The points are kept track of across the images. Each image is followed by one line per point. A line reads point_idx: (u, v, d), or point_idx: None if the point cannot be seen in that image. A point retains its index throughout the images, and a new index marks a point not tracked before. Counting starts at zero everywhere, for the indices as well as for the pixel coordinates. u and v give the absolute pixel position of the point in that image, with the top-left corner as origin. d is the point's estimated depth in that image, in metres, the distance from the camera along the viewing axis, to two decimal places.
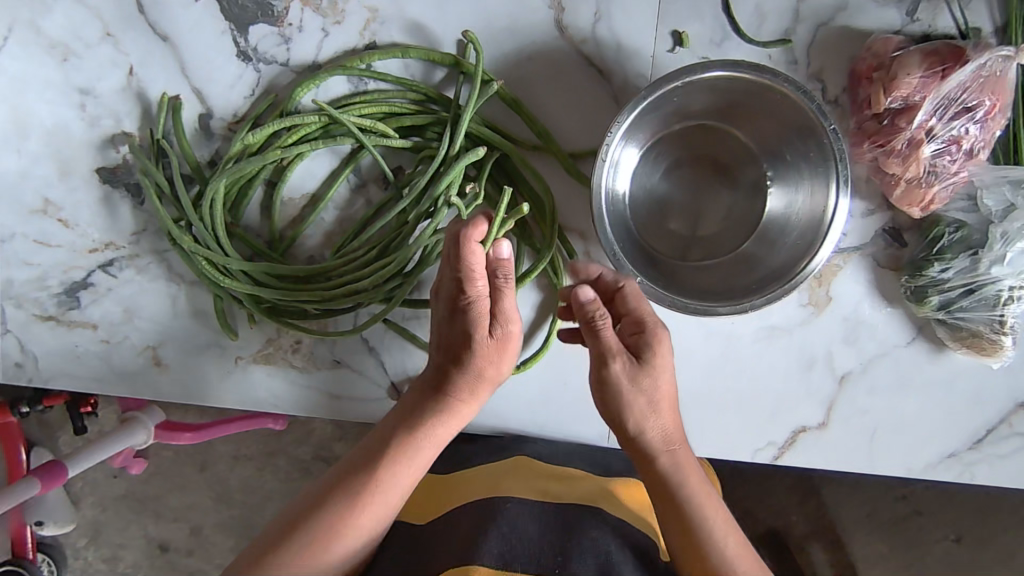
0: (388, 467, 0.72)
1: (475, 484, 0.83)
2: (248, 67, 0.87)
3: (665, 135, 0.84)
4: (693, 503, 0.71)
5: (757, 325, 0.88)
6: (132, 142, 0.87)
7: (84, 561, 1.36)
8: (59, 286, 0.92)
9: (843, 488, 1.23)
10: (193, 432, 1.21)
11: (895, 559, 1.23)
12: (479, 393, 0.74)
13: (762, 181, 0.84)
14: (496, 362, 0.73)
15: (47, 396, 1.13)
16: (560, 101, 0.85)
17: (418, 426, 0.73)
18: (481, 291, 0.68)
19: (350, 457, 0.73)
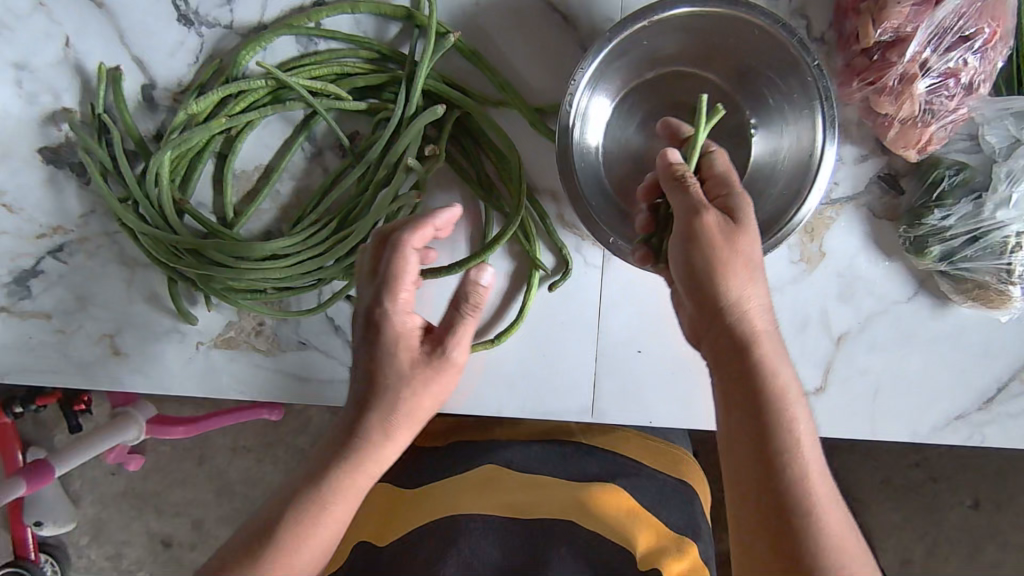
0: (293, 528, 0.60)
1: (438, 500, 0.84)
2: (190, 32, 0.82)
3: (637, 84, 0.78)
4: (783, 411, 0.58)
5: None
6: (72, 119, 0.82)
7: (87, 561, 1.33)
8: (8, 275, 0.87)
9: (854, 457, 1.18)
10: (188, 425, 1.17)
11: (911, 528, 1.18)
12: (399, 432, 0.64)
13: (745, 128, 0.77)
14: (414, 395, 0.64)
15: (41, 395, 1.15)
16: (524, 52, 0.79)
17: (325, 479, 0.62)
18: (402, 307, 0.64)
19: (254, 523, 0.62)
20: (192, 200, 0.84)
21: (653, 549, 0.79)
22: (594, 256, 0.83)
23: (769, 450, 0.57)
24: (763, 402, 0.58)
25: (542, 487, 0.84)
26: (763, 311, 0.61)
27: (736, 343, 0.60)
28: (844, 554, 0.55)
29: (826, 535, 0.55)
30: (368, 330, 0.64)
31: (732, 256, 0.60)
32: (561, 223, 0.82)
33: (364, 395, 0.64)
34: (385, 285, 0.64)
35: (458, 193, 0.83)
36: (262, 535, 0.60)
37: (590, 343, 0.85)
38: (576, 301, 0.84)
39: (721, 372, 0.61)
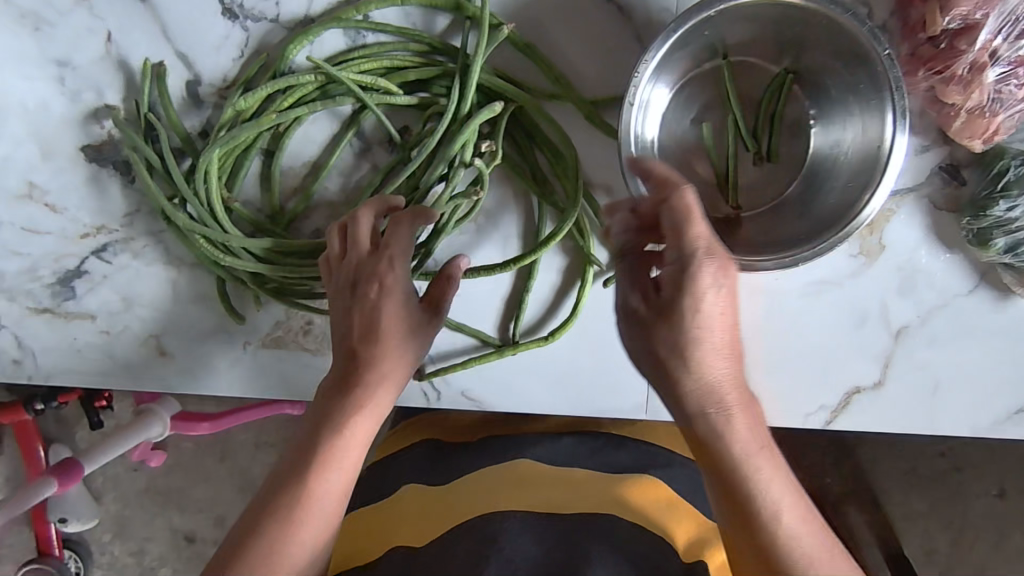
0: (317, 479, 0.68)
1: (469, 501, 0.82)
2: (235, 26, 0.80)
3: (695, 75, 0.77)
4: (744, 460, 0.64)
5: (804, 279, 0.81)
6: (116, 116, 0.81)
7: (110, 556, 1.32)
8: (52, 275, 0.86)
9: (879, 445, 1.17)
10: (209, 423, 1.16)
11: (936, 517, 1.17)
12: (394, 383, 0.71)
13: (804, 120, 0.78)
14: (405, 348, 0.71)
15: (62, 393, 1.10)
16: (578, 44, 0.78)
17: (338, 432, 0.68)
18: (403, 274, 0.70)
19: (277, 476, 0.69)
20: (239, 198, 0.83)
21: (695, 540, 0.80)
22: None
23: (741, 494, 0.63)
24: (744, 481, 0.63)
25: (578, 485, 0.82)
26: (722, 378, 0.65)
27: (710, 428, 0.65)
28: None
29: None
30: (370, 291, 0.70)
31: (698, 338, 0.63)
32: None
33: (363, 352, 0.70)
34: (398, 254, 0.70)
35: (510, 189, 0.81)
36: (288, 486, 0.67)
37: None
38: None
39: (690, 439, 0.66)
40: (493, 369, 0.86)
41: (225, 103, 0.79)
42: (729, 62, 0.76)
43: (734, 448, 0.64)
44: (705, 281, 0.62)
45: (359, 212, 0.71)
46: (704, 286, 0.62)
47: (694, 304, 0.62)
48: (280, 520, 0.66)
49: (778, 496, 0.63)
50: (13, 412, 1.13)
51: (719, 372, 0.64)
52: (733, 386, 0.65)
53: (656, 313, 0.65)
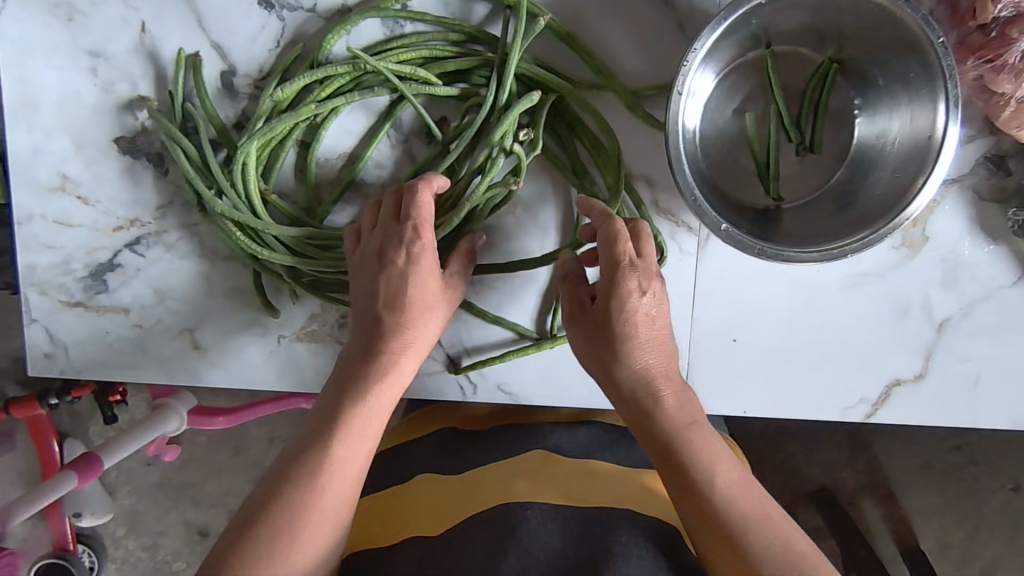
0: (342, 441, 0.68)
1: (485, 489, 0.76)
2: (271, 16, 0.79)
3: (738, 64, 0.76)
4: (690, 446, 0.67)
5: (845, 271, 0.81)
6: (150, 109, 0.80)
7: (124, 551, 1.32)
8: (83, 269, 0.85)
9: (894, 440, 1.16)
10: (227, 416, 1.11)
11: (952, 512, 1.16)
12: (416, 354, 0.73)
13: (848, 110, 0.77)
14: (427, 320, 0.73)
15: (74, 387, 1.02)
16: (619, 33, 0.77)
17: (362, 397, 0.70)
18: (429, 240, 0.71)
19: (298, 443, 0.68)
20: (274, 190, 0.82)
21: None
22: (690, 244, 0.81)
23: (691, 478, 0.65)
24: (682, 458, 0.66)
25: (600, 476, 0.78)
26: (659, 369, 0.69)
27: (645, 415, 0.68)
28: (782, 550, 0.62)
29: (765, 540, 0.62)
30: (396, 258, 0.71)
31: (627, 329, 0.68)
32: (656, 209, 0.80)
33: (384, 323, 0.72)
34: (424, 221, 0.71)
35: (549, 181, 0.80)
36: (312, 451, 0.67)
37: (683, 331, 0.83)
38: (673, 289, 0.82)
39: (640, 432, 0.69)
40: (529, 361, 0.86)
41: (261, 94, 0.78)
42: (772, 52, 0.75)
43: (671, 426, 0.67)
44: (630, 285, 0.67)
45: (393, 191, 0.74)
46: (632, 290, 0.67)
47: (624, 304, 0.67)
48: (303, 484, 0.65)
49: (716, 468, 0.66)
50: (23, 407, 1.05)
51: (651, 361, 0.69)
52: (665, 372, 0.69)
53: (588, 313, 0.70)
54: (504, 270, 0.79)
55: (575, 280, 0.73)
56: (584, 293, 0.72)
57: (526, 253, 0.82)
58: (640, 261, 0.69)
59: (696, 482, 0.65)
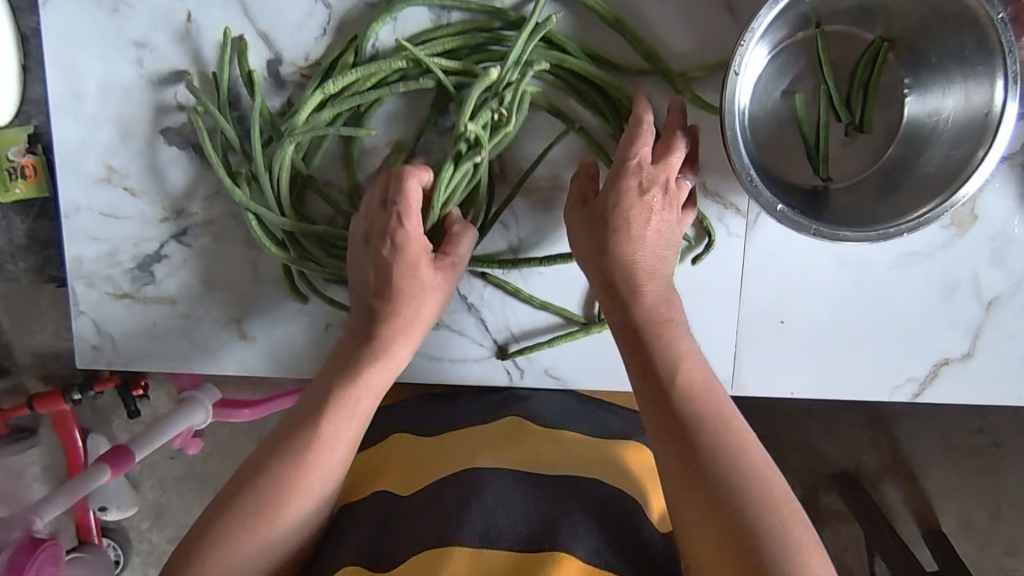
0: (329, 419, 0.70)
1: (455, 455, 0.78)
2: (317, 3, 0.78)
3: (788, 43, 0.76)
4: (669, 350, 0.68)
5: (896, 251, 0.80)
6: (191, 86, 0.78)
7: (149, 544, 1.33)
8: (131, 260, 0.85)
9: (915, 420, 1.16)
10: (249, 409, 1.11)
11: (976, 494, 1.15)
12: (414, 334, 0.74)
13: (897, 89, 0.77)
14: (416, 304, 0.74)
15: (98, 380, 1.03)
16: (666, 15, 0.77)
17: (355, 380, 0.72)
18: (415, 229, 0.73)
19: (291, 417, 0.71)
20: (318, 176, 0.83)
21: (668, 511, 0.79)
22: (738, 225, 0.81)
23: (665, 371, 0.67)
24: (656, 347, 0.68)
25: (568, 444, 0.80)
26: (649, 271, 0.71)
27: (624, 305, 0.70)
28: (739, 451, 0.62)
29: (721, 439, 0.63)
30: (383, 248, 0.73)
31: (619, 217, 0.70)
32: (703, 190, 0.80)
33: (377, 309, 0.74)
34: (406, 210, 0.72)
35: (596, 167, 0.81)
36: (302, 429, 0.70)
37: (731, 313, 0.83)
38: (722, 271, 0.82)
39: (621, 331, 0.70)
40: (575, 346, 0.86)
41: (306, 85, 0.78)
42: (822, 31, 0.75)
43: (652, 315, 0.69)
44: (636, 192, 0.70)
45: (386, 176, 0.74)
46: (638, 196, 0.70)
47: (618, 197, 0.70)
48: (289, 459, 0.68)
49: (686, 368, 0.67)
50: (48, 401, 1.06)
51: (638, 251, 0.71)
52: (652, 269, 0.71)
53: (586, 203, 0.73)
54: (544, 262, 0.80)
55: (590, 177, 0.74)
56: (591, 191, 0.74)
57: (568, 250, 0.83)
58: (653, 170, 0.71)
59: (669, 374, 0.66)
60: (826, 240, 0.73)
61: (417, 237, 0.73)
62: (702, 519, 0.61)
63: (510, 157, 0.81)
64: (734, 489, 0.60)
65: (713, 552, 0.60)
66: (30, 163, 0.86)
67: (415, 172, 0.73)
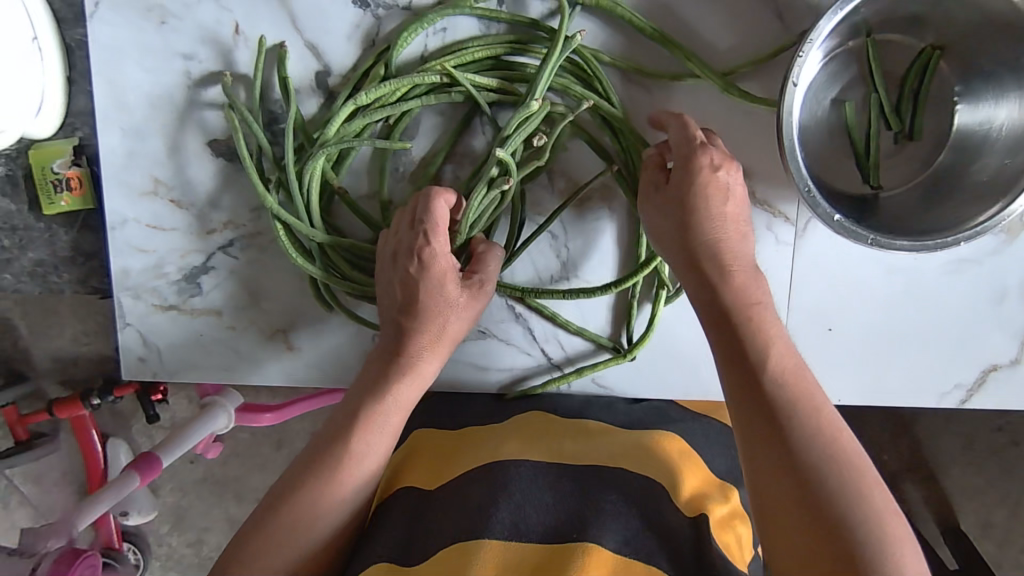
0: (360, 436, 0.69)
1: (477, 448, 0.77)
2: (365, 14, 0.78)
3: (837, 52, 0.76)
4: (758, 332, 0.65)
5: (944, 258, 0.80)
6: (226, 87, 0.77)
7: (168, 548, 1.29)
8: (177, 273, 0.85)
9: (936, 420, 1.12)
10: (275, 413, 1.07)
11: (997, 491, 1.12)
12: (442, 349, 0.73)
13: (948, 98, 0.77)
14: (445, 321, 0.73)
15: (118, 387, 1.04)
16: (714, 23, 0.77)
17: (383, 397, 0.70)
18: (442, 247, 0.71)
19: (320, 436, 0.70)
20: (343, 185, 0.82)
21: (699, 495, 0.73)
22: (787, 234, 0.81)
23: (755, 351, 0.64)
24: (745, 328, 0.65)
25: (594, 436, 0.77)
26: (732, 251, 0.68)
27: (708, 285, 0.67)
28: (828, 439, 0.60)
29: (812, 427, 0.61)
30: (412, 266, 0.71)
31: (698, 197, 0.67)
32: (753, 199, 0.80)
33: (405, 328, 0.72)
34: (433, 228, 0.71)
35: None
36: (333, 448, 0.68)
37: (778, 320, 0.83)
38: (769, 279, 0.82)
39: (703, 309, 0.68)
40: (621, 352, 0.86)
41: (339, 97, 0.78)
42: (874, 40, 0.75)
43: (735, 295, 0.67)
44: (716, 176, 0.67)
45: (416, 196, 0.74)
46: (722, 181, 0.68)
47: (695, 176, 0.67)
48: (318, 478, 0.67)
49: (775, 351, 0.64)
50: (66, 408, 1.06)
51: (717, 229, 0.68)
52: (735, 248, 0.68)
53: (658, 188, 0.70)
54: (566, 297, 0.79)
55: (657, 166, 0.71)
56: (661, 178, 0.70)
57: (604, 276, 0.83)
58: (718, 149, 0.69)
59: (758, 355, 0.64)
60: (879, 250, 0.73)
61: (445, 255, 0.72)
62: (794, 512, 0.58)
63: (560, 167, 0.81)
64: (827, 479, 0.58)
65: (805, 546, 0.57)
66: (75, 176, 0.85)
67: (440, 193, 0.72)
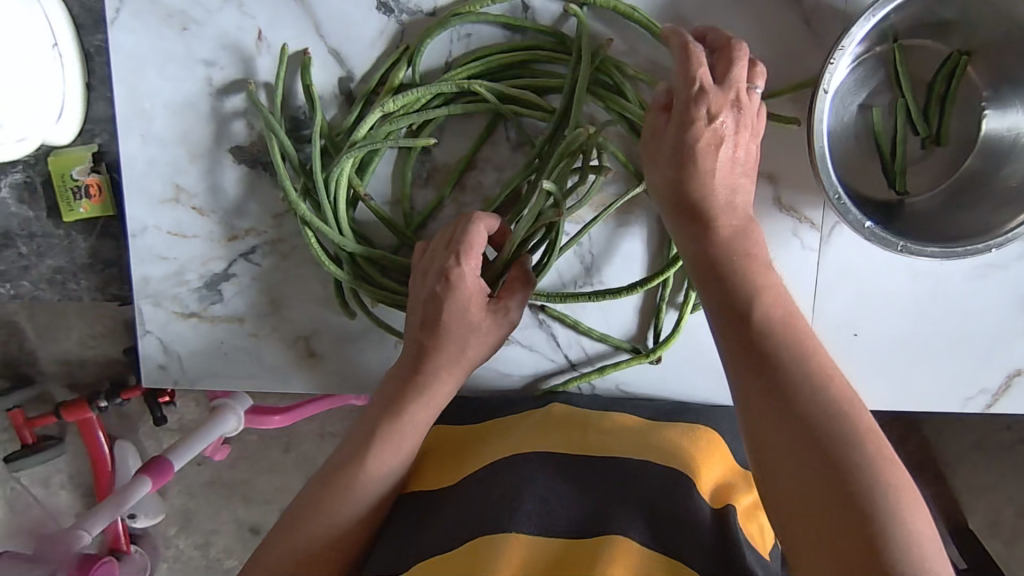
0: (374, 456, 0.68)
1: (502, 442, 0.76)
2: (389, 20, 0.78)
3: (864, 57, 0.76)
4: (748, 278, 0.61)
5: (970, 263, 0.80)
6: (251, 94, 0.76)
7: (176, 550, 1.27)
8: (198, 279, 0.85)
9: (944, 419, 1.09)
10: (279, 414, 1.05)
11: (1004, 492, 1.10)
12: (461, 371, 0.73)
13: (974, 104, 0.77)
14: (466, 341, 0.72)
15: (123, 390, 1.05)
16: (739, 26, 0.76)
17: (401, 418, 0.70)
18: (472, 270, 0.70)
19: (339, 453, 0.70)
20: (369, 192, 0.82)
21: (723, 487, 0.72)
22: (813, 239, 0.80)
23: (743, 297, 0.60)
24: (740, 282, 0.61)
25: (615, 429, 0.77)
26: (720, 200, 0.64)
27: (698, 236, 0.64)
28: (832, 390, 0.55)
29: (806, 368, 0.56)
30: (440, 286, 0.70)
31: (688, 150, 0.63)
32: (779, 205, 0.80)
33: (424, 347, 0.72)
34: (466, 251, 0.70)
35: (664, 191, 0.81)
36: (351, 465, 0.68)
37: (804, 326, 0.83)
38: (793, 285, 0.82)
39: (692, 261, 0.64)
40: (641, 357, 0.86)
41: (362, 104, 0.77)
42: (900, 45, 0.75)
43: (725, 249, 0.63)
44: (715, 119, 0.63)
45: (459, 218, 0.73)
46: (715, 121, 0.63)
47: (691, 128, 0.63)
48: (337, 496, 0.67)
49: (768, 296, 0.60)
50: (73, 410, 1.05)
51: (702, 183, 0.64)
52: (727, 203, 0.64)
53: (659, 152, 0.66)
54: (592, 298, 0.79)
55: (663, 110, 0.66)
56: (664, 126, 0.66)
57: (625, 281, 0.83)
58: (718, 91, 0.63)
59: (748, 302, 0.60)
60: (906, 256, 0.72)
61: (475, 275, 0.71)
62: (785, 456, 0.53)
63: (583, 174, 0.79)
64: (822, 421, 0.53)
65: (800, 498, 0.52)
66: (95, 183, 0.84)
67: (481, 218, 0.71)
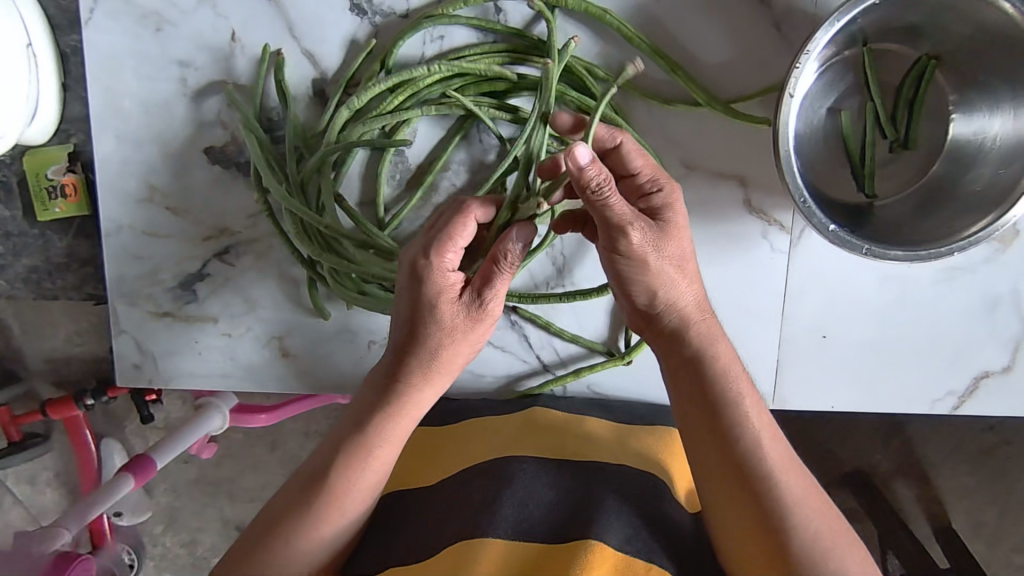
0: (345, 466, 0.68)
1: (480, 445, 0.77)
2: (363, 22, 0.78)
3: (833, 61, 0.76)
4: (730, 388, 0.66)
5: (937, 267, 0.81)
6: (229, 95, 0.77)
7: (162, 548, 1.28)
8: (173, 279, 0.85)
9: (927, 423, 1.11)
10: (268, 413, 1.06)
11: (983, 493, 1.11)
12: (437, 380, 0.70)
13: (942, 109, 0.78)
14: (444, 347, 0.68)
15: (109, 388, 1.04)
16: (711, 30, 0.77)
17: (375, 428, 0.69)
18: (449, 263, 0.65)
19: (317, 461, 0.69)
20: (342, 191, 0.82)
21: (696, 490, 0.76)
22: (783, 241, 0.81)
23: (726, 412, 0.65)
24: (728, 409, 0.66)
25: (590, 432, 0.78)
26: (695, 308, 0.67)
27: (676, 341, 0.67)
28: (815, 512, 0.62)
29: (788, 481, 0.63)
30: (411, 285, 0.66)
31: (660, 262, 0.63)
32: (749, 207, 0.80)
33: (401, 356, 0.69)
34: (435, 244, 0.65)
35: None
36: (326, 474, 0.68)
37: (776, 328, 0.83)
38: (765, 288, 0.82)
39: (672, 366, 0.68)
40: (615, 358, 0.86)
41: (335, 103, 0.77)
42: (869, 49, 0.75)
43: (714, 370, 0.67)
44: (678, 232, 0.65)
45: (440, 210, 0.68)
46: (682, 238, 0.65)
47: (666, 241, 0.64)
48: (311, 505, 0.67)
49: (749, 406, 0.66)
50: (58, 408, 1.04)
51: (688, 294, 0.66)
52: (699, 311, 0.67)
53: (658, 251, 0.63)
54: (564, 299, 0.80)
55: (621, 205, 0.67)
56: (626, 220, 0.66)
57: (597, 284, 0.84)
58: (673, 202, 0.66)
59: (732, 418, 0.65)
60: (872, 258, 0.73)
61: (448, 271, 0.66)
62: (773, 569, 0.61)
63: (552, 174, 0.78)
64: (805, 538, 0.61)
65: None
66: (71, 182, 0.85)
67: (460, 212, 0.66)
